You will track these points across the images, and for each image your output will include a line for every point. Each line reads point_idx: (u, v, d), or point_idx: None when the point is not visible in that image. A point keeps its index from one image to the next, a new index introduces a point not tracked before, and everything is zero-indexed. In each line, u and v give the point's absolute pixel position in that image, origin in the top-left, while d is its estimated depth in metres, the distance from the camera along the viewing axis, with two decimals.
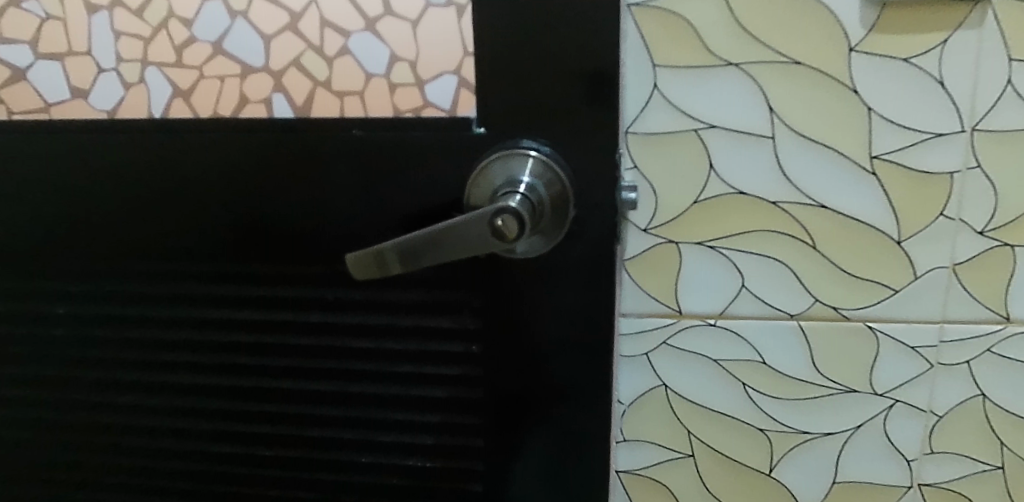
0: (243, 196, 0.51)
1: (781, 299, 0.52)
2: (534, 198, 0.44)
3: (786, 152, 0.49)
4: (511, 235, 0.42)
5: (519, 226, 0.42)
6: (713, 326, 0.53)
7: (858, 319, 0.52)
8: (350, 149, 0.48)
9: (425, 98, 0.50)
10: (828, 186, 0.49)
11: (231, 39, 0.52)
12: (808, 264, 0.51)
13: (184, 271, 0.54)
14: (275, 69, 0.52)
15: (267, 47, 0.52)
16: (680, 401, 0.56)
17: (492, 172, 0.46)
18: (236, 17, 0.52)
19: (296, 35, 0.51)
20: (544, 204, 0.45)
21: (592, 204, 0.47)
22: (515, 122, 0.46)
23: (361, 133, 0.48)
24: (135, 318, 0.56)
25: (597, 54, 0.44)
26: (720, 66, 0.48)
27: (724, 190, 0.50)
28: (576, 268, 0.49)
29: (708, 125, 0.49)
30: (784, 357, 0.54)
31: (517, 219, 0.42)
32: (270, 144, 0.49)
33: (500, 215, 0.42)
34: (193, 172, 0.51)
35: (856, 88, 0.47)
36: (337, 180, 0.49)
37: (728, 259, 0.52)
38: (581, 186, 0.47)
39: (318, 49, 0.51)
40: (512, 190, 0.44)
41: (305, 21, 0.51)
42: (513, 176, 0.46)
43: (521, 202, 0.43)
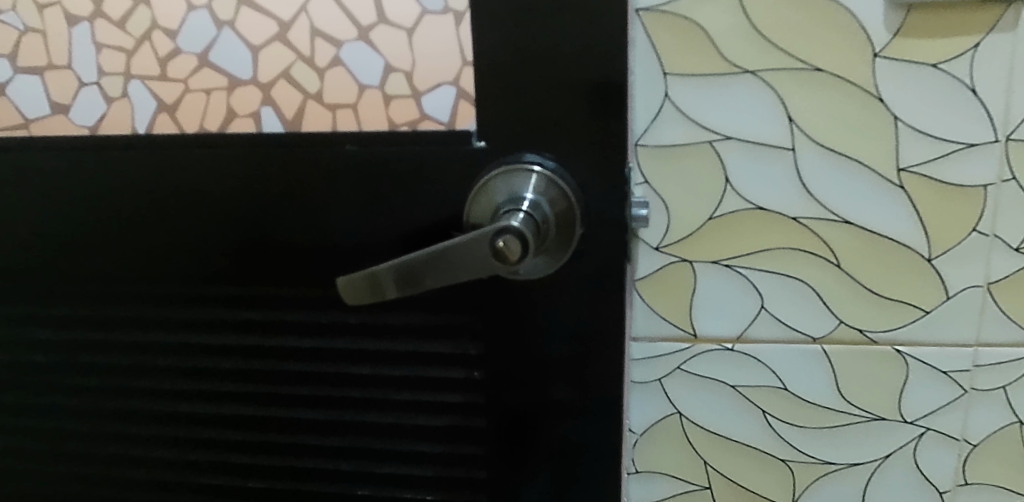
0: (231, 215, 0.48)
1: (803, 321, 0.49)
2: (538, 217, 0.41)
3: (807, 164, 0.46)
4: (513, 257, 0.39)
5: (523, 247, 0.39)
6: (730, 350, 0.50)
7: (885, 342, 0.49)
8: (343, 165, 0.45)
9: (421, 110, 0.47)
10: (853, 201, 0.46)
11: (217, 50, 0.49)
12: (832, 284, 0.48)
13: (169, 294, 0.51)
14: (263, 81, 0.49)
15: (255, 58, 0.49)
16: (695, 429, 0.52)
17: (493, 189, 0.43)
18: (222, 27, 0.49)
19: (285, 46, 0.48)
20: (549, 223, 0.42)
21: (601, 222, 0.44)
22: (518, 135, 0.43)
23: (355, 148, 0.45)
24: (118, 344, 0.53)
25: (605, 61, 0.41)
26: (735, 73, 0.45)
27: (741, 206, 0.47)
28: (584, 289, 0.46)
29: (723, 136, 0.46)
30: (806, 383, 0.50)
31: (520, 240, 0.39)
32: (259, 160, 0.46)
33: (502, 235, 0.39)
34: (178, 190, 0.48)
35: (882, 96, 0.44)
36: (329, 197, 0.46)
37: (746, 279, 0.49)
38: (589, 203, 0.44)
39: (309, 60, 0.48)
40: (514, 208, 0.41)
41: (294, 30, 0.48)
42: (516, 193, 0.43)
43: (524, 221, 0.40)
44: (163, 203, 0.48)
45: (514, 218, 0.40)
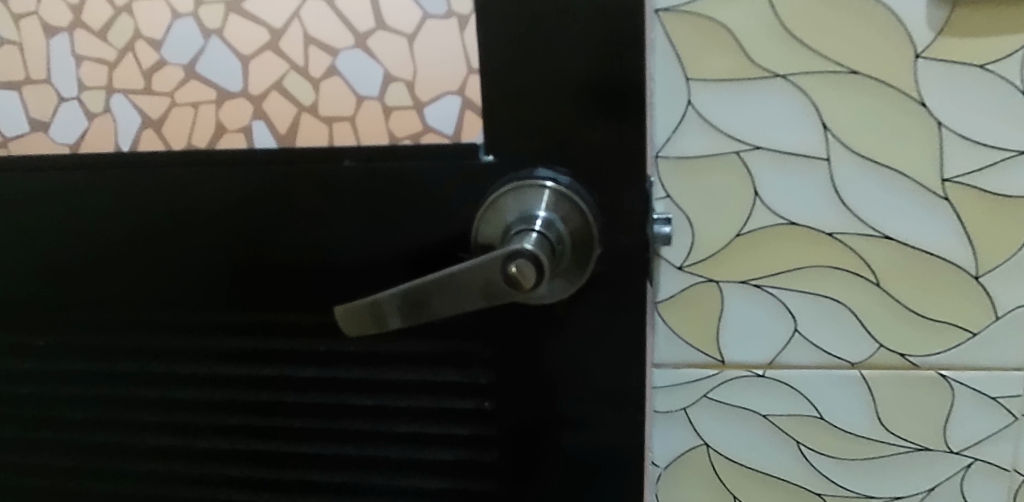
0: (219, 238, 0.44)
1: (840, 345, 0.45)
2: (553, 237, 0.38)
3: (843, 175, 0.42)
4: (528, 285, 0.35)
5: (538, 272, 0.35)
6: (761, 376, 0.46)
7: (928, 367, 0.45)
8: (339, 182, 0.42)
9: (424, 122, 0.43)
10: (894, 214, 0.42)
11: (204, 60, 0.46)
12: (871, 305, 0.44)
13: (155, 322, 0.48)
14: (255, 93, 0.46)
15: (245, 69, 0.46)
16: (724, 462, 0.49)
17: (504, 206, 0.40)
18: (210, 36, 0.45)
19: (277, 55, 0.45)
20: (564, 243, 0.39)
21: (620, 240, 0.41)
22: (528, 148, 0.40)
23: (354, 163, 0.41)
24: (103, 374, 0.50)
25: (623, 66, 0.37)
26: (764, 77, 0.41)
27: (772, 221, 0.44)
28: (603, 312, 0.43)
29: (752, 146, 0.42)
30: (844, 412, 0.46)
31: (535, 265, 0.35)
32: (248, 177, 0.43)
33: (514, 260, 0.35)
34: (163, 212, 0.44)
35: (924, 101, 0.40)
36: (324, 218, 0.43)
37: (778, 300, 0.45)
38: (608, 221, 0.40)
39: (303, 70, 0.45)
40: (526, 227, 0.38)
41: (287, 38, 0.45)
42: (528, 211, 0.39)
43: (538, 242, 0.36)
44: (147, 226, 0.45)
45: (528, 239, 0.36)
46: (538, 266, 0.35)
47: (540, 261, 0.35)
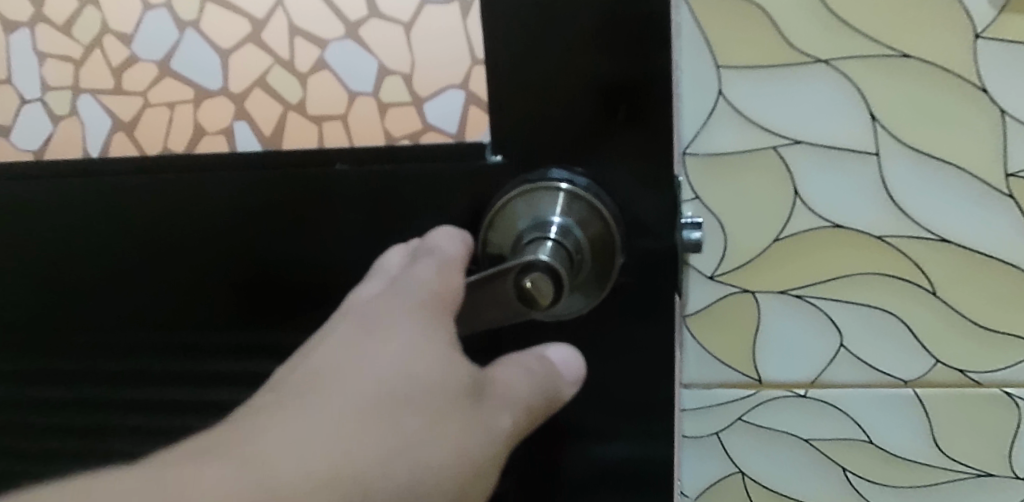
0: (186, 254, 0.38)
1: (892, 361, 0.41)
2: (570, 246, 0.32)
3: (894, 170, 0.37)
4: (545, 300, 0.29)
5: (557, 288, 0.29)
6: (803, 396, 0.42)
7: (990, 384, 0.40)
8: (331, 190, 0.35)
9: (423, 120, 0.39)
10: (951, 214, 0.38)
11: (180, 56, 0.41)
12: (925, 315, 0.40)
13: (102, 344, 0.41)
14: (237, 91, 0.41)
15: (225, 65, 0.41)
16: (759, 489, 0.45)
17: (512, 214, 0.34)
18: (185, 28, 0.41)
19: (260, 48, 0.40)
20: (583, 253, 0.32)
21: (644, 250, 0.34)
22: (543, 148, 0.33)
23: (347, 167, 0.35)
24: (37, 400, 0.43)
25: (655, 52, 0.31)
26: (804, 63, 0.36)
27: (814, 223, 0.39)
28: (628, 329, 0.36)
29: (791, 140, 0.38)
30: (895, 435, 0.42)
31: (552, 277, 0.29)
32: (222, 188, 0.36)
33: (528, 273, 0.29)
34: (117, 225, 0.38)
35: (985, 87, 0.36)
36: (310, 234, 0.36)
37: (822, 312, 0.40)
38: (631, 228, 0.34)
39: (289, 64, 0.40)
40: (539, 236, 0.32)
41: (270, 30, 0.40)
42: (541, 218, 0.33)
43: (553, 252, 0.31)
44: (105, 249, 0.39)
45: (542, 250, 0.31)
46: (556, 279, 0.29)
47: (559, 274, 0.29)
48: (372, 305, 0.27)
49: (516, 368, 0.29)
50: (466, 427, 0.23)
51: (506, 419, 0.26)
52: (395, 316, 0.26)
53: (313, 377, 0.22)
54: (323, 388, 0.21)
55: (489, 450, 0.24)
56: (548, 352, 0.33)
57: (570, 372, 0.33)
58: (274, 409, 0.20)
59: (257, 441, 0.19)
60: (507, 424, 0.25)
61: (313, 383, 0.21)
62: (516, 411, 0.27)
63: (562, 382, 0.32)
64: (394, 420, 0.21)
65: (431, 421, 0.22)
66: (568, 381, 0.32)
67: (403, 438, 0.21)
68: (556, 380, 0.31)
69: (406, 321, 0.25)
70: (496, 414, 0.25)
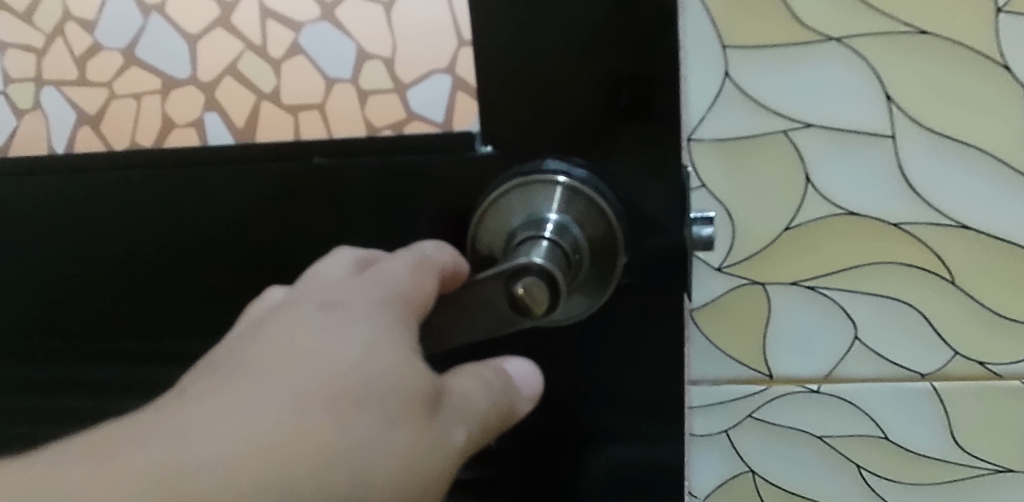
0: (149, 257, 0.35)
1: (909, 354, 0.39)
2: (568, 246, 0.28)
3: (911, 155, 0.35)
4: (538, 310, 0.25)
5: (554, 295, 0.25)
6: (815, 392, 0.40)
7: (1011, 376, 0.39)
8: (307, 186, 0.32)
9: (407, 108, 0.35)
10: (971, 200, 0.36)
11: (146, 42, 0.38)
12: (944, 306, 0.38)
13: (81, 353, 0.39)
14: (205, 80, 0.38)
15: (193, 51, 0.38)
16: (771, 489, 0.43)
17: (507, 210, 0.31)
18: (149, 13, 0.38)
19: (229, 32, 0.37)
20: (582, 253, 0.29)
21: (652, 248, 0.32)
22: (539, 141, 0.30)
23: (324, 160, 0.32)
24: (35, 410, 0.42)
25: (665, 35, 0.28)
26: (815, 41, 0.34)
27: (826, 211, 0.37)
28: (636, 331, 0.34)
29: (802, 123, 0.36)
30: (912, 431, 0.40)
31: (547, 282, 0.25)
32: (187, 183, 0.33)
33: (520, 278, 0.25)
34: (78, 228, 0.35)
35: (1006, 64, 0.34)
36: (283, 234, 0.33)
37: (834, 304, 0.39)
38: (634, 226, 0.31)
39: (261, 50, 0.37)
40: (534, 236, 0.28)
41: (240, 12, 0.37)
42: (536, 214, 0.30)
43: (549, 253, 0.27)
44: (69, 251, 0.36)
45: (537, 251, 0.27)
46: (552, 284, 0.25)
47: (555, 279, 0.25)
48: (334, 284, 0.24)
49: (473, 381, 0.25)
50: (422, 434, 0.21)
51: (462, 433, 0.23)
52: (357, 303, 0.23)
53: (256, 366, 0.19)
54: (265, 381, 0.19)
55: (444, 464, 0.21)
56: (505, 363, 0.28)
57: (525, 386, 0.28)
58: (202, 402, 0.18)
59: (178, 444, 0.17)
60: (463, 436, 0.22)
61: (254, 369, 0.19)
62: (474, 426, 0.23)
63: (518, 398, 0.27)
64: (340, 422, 0.19)
65: (384, 425, 0.20)
66: (524, 397, 0.28)
67: (350, 443, 0.19)
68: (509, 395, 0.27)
69: (367, 308, 0.23)
70: (452, 424, 0.22)
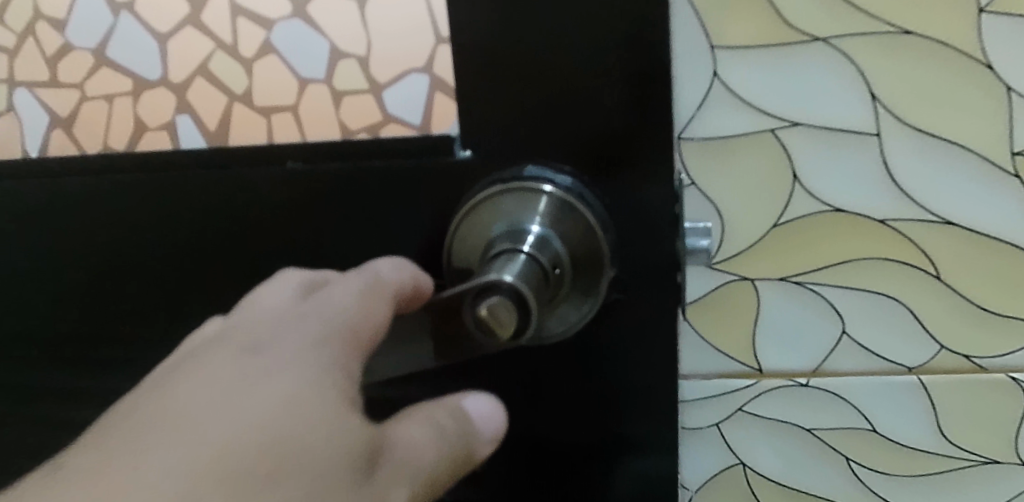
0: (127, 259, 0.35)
1: (896, 348, 0.40)
2: (546, 261, 0.28)
3: (896, 153, 0.36)
4: (506, 330, 0.25)
5: (522, 315, 0.25)
6: (805, 386, 0.41)
7: (998, 370, 0.39)
8: (284, 189, 0.33)
9: (383, 110, 0.37)
10: (956, 197, 0.37)
11: (116, 41, 0.40)
12: (930, 301, 0.39)
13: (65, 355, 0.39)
14: (177, 81, 0.40)
15: (163, 51, 0.39)
16: (763, 482, 0.44)
17: (488, 218, 0.31)
18: (119, 12, 0.39)
19: (199, 30, 0.39)
20: (562, 266, 0.29)
21: (637, 259, 0.32)
22: (522, 146, 0.31)
23: (297, 165, 0.33)
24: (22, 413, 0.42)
25: (639, 38, 0.28)
26: (801, 42, 0.35)
27: (814, 208, 0.38)
28: (625, 339, 0.34)
29: (789, 122, 0.37)
30: (900, 423, 0.41)
31: (514, 303, 0.24)
32: (168, 185, 0.34)
33: (488, 297, 0.25)
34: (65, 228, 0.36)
35: (990, 63, 0.34)
36: (257, 237, 0.34)
37: (822, 299, 0.39)
38: (622, 230, 0.31)
39: (231, 49, 0.39)
40: (511, 248, 0.28)
41: (209, 11, 0.38)
42: (518, 225, 0.30)
43: (523, 270, 0.26)
44: (56, 253, 0.36)
45: (510, 267, 0.26)
46: (520, 305, 0.24)
47: (523, 298, 0.25)
48: (279, 325, 0.24)
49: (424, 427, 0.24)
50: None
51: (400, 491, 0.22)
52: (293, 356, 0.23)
53: (180, 425, 0.19)
54: (182, 447, 0.19)
55: None
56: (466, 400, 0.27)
57: (486, 425, 0.27)
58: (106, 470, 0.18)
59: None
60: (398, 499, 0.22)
61: (186, 418, 0.20)
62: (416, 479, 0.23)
63: (475, 442, 0.26)
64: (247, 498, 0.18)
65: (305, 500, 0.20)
66: (484, 438, 0.27)
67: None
68: (467, 439, 0.26)
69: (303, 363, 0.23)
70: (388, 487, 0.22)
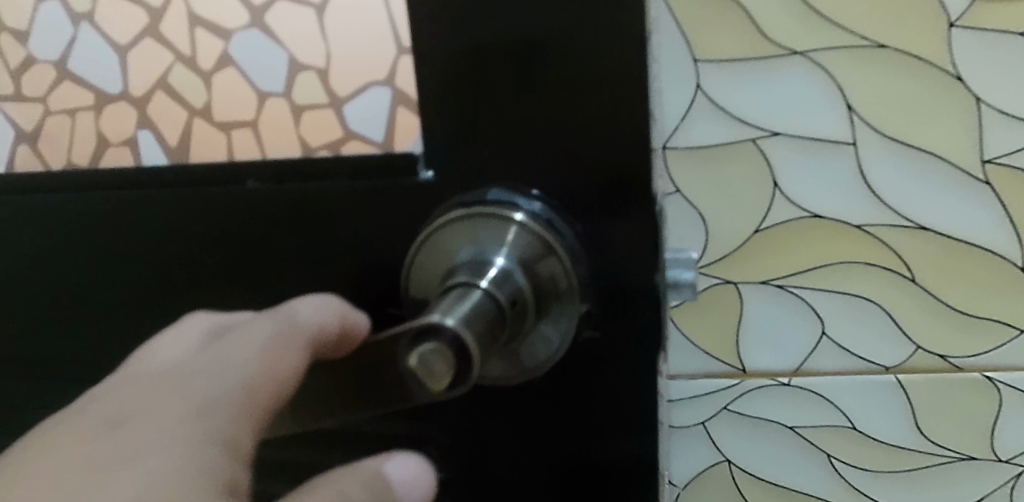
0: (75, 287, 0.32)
1: (874, 349, 0.41)
2: (503, 301, 0.23)
3: (871, 161, 0.38)
4: (440, 384, 0.20)
5: (458, 368, 0.20)
6: (787, 385, 0.43)
7: (971, 369, 0.41)
8: (240, 212, 0.29)
9: (345, 126, 0.33)
10: (929, 203, 0.38)
11: (76, 54, 0.39)
12: (905, 303, 0.40)
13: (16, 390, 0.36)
14: (137, 95, 0.39)
15: (124, 63, 0.38)
16: (747, 478, 0.45)
17: (448, 246, 0.26)
18: (79, 22, 0.38)
19: (159, 42, 0.37)
20: (525, 303, 0.24)
21: (621, 293, 0.26)
22: (489, 161, 0.26)
23: (256, 185, 0.29)
24: None
25: (627, 37, 0.24)
26: (780, 55, 0.37)
27: (794, 214, 0.39)
28: (612, 389, 0.28)
29: (769, 132, 0.38)
30: (878, 421, 0.43)
31: (451, 352, 0.20)
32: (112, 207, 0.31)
33: (420, 341, 0.20)
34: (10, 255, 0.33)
35: (959, 75, 0.36)
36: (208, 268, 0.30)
37: (802, 300, 0.41)
38: (602, 259, 0.26)
39: (190, 61, 0.37)
40: (467, 282, 0.23)
41: (167, 21, 0.37)
42: (479, 255, 0.25)
43: (471, 310, 0.22)
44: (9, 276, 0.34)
45: (453, 306, 0.21)
46: (457, 355, 0.20)
47: (464, 346, 0.20)
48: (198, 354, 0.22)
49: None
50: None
51: None
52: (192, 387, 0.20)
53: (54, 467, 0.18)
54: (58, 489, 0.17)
55: None
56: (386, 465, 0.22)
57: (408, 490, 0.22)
58: None
59: None
60: None
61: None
62: None
63: None
64: None
65: None
66: None
67: None
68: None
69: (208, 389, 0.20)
70: None
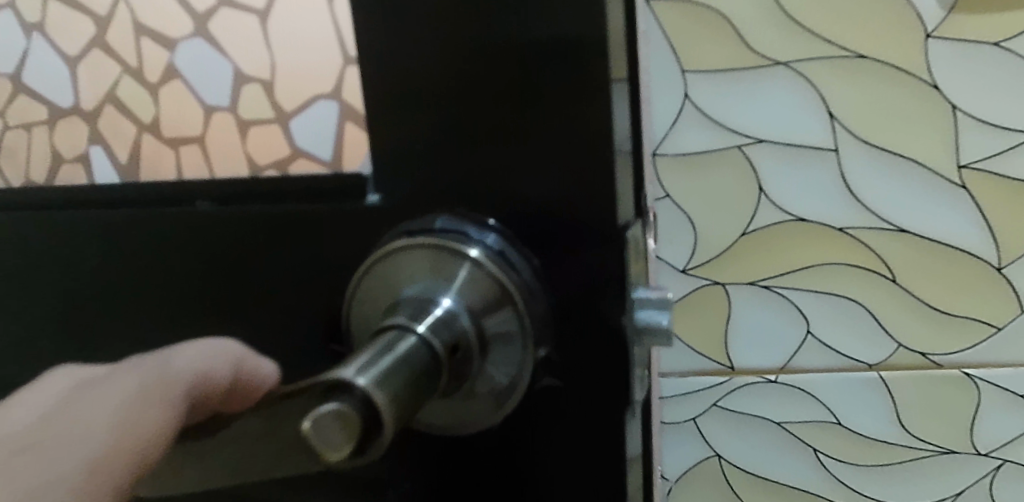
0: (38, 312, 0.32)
1: (857, 346, 0.43)
2: (439, 348, 0.22)
3: (853, 166, 0.39)
4: (331, 454, 0.18)
5: (356, 437, 0.18)
6: (774, 382, 0.44)
7: (951, 366, 0.42)
8: (189, 236, 0.28)
9: (293, 144, 0.33)
10: (908, 206, 0.40)
11: (30, 66, 0.40)
12: (887, 303, 0.42)
13: None
14: (87, 109, 0.39)
15: (75, 79, 0.39)
16: (737, 473, 0.47)
17: (396, 282, 0.25)
18: (32, 32, 0.39)
19: (105, 53, 0.38)
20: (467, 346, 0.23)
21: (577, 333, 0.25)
22: (437, 187, 0.25)
23: (207, 207, 0.28)
24: None
25: (572, 49, 0.22)
26: (765, 65, 0.38)
27: (779, 217, 0.41)
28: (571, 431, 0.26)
29: (754, 139, 0.40)
30: (862, 416, 0.44)
31: (350, 418, 0.17)
32: (68, 231, 0.30)
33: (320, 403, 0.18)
34: None
35: (936, 83, 0.38)
36: (156, 298, 0.29)
37: (788, 301, 0.43)
38: (557, 294, 0.24)
39: (138, 72, 0.38)
40: (402, 325, 0.22)
41: (113, 29, 0.38)
42: (423, 294, 0.24)
43: (394, 362, 0.20)
44: None
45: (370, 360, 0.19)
46: (357, 423, 0.17)
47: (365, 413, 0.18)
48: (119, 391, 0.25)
49: None
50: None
51: None
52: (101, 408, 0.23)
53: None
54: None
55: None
56: None
57: None
58: None
59: None
60: None
61: None
62: None
63: None
64: None
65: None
66: None
67: None
68: None
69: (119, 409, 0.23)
70: None
